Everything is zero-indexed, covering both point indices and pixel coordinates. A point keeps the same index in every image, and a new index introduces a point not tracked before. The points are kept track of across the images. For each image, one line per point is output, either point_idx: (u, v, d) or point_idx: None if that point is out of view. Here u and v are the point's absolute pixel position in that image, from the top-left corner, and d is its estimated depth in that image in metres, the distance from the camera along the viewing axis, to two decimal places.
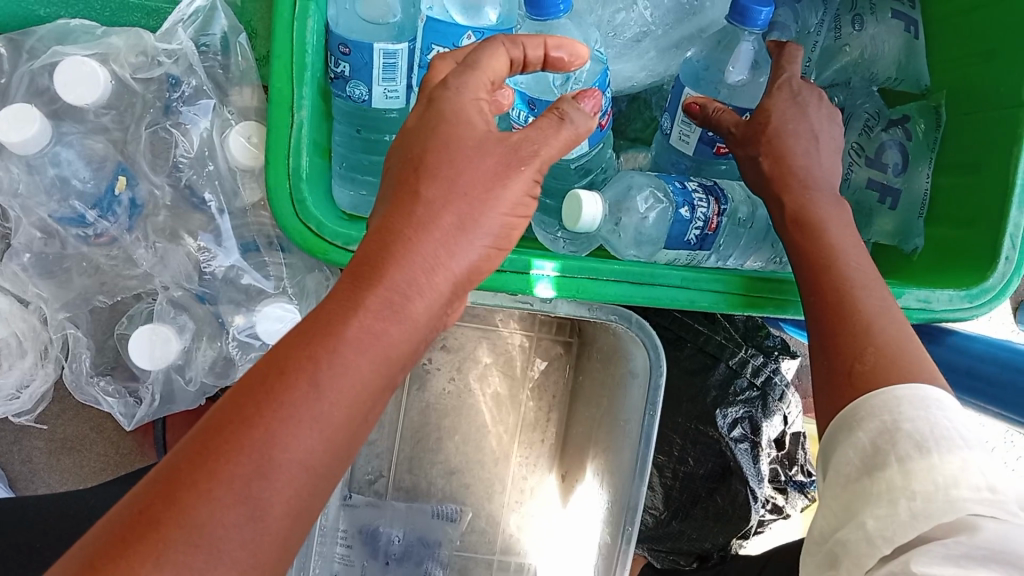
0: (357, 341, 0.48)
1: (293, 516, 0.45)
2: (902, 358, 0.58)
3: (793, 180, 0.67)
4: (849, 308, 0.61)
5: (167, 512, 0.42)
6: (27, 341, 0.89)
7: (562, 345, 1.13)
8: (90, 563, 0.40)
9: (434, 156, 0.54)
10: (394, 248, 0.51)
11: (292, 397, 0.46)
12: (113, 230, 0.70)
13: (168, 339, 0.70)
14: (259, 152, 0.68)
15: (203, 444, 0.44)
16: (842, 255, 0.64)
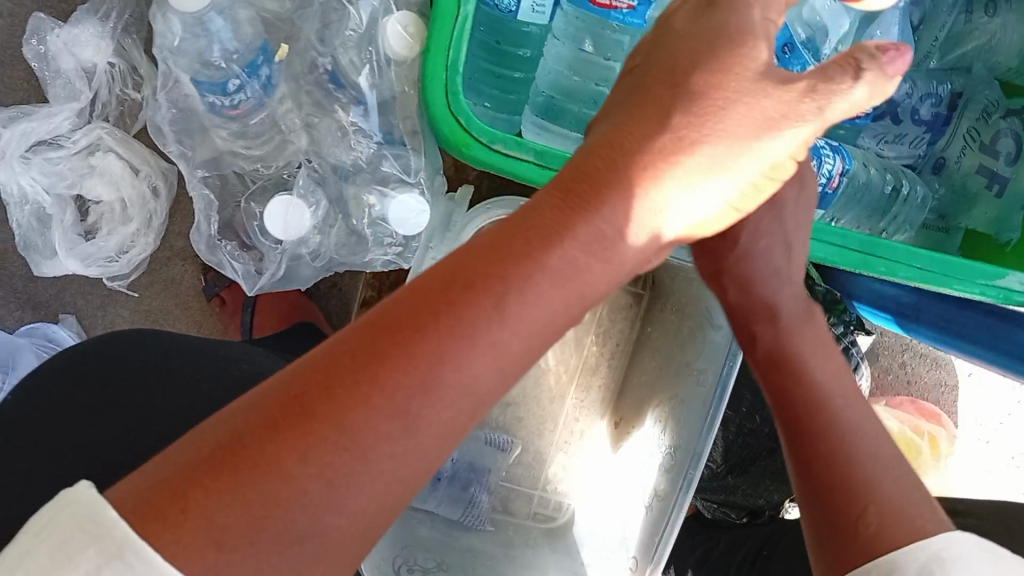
0: (562, 257, 0.42)
1: (447, 438, 0.39)
2: (906, 512, 0.51)
3: (762, 321, 0.64)
4: (829, 452, 0.56)
5: (327, 403, 0.36)
6: (132, 208, 0.92)
7: (632, 296, 1.13)
8: (232, 440, 0.35)
9: (696, 67, 0.47)
10: (620, 163, 0.45)
11: (475, 317, 0.39)
12: (250, 101, 0.71)
13: (302, 211, 0.71)
14: (414, 43, 0.68)
15: (383, 342, 0.38)
16: (819, 398, 0.58)
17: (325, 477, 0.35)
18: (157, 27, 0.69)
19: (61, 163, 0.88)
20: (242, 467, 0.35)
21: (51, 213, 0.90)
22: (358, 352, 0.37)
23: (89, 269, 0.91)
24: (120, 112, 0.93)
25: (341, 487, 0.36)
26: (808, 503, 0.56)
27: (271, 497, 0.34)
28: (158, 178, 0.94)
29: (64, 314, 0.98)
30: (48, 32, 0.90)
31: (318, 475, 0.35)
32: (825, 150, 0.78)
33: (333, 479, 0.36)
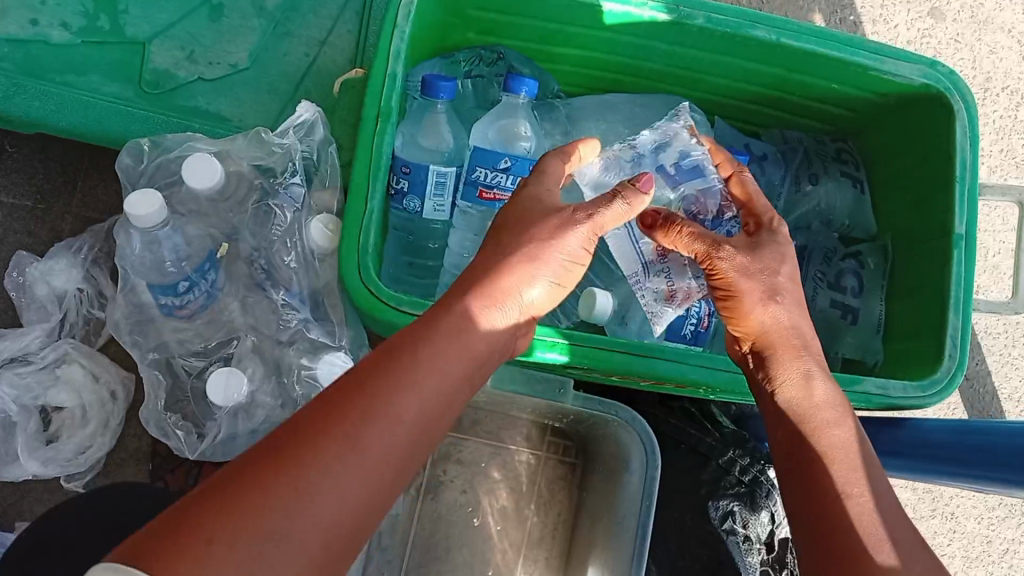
0: (473, 312, 0.65)
1: (395, 465, 0.57)
2: (356, 490, 0.54)
3: (357, 412, 0.55)
4: (323, 429, 0.54)
5: (278, 461, 0.52)
6: (91, 411, 1.01)
7: (566, 466, 1.20)
8: (314, 414, 0.55)
9: (512, 224, 0.70)
10: (395, 361, 0.59)
11: (404, 371, 0.59)
12: (196, 302, 0.85)
13: (240, 381, 0.82)
14: (333, 235, 0.84)
15: (323, 400, 0.56)
16: (338, 449, 0.53)
17: (338, 464, 0.53)
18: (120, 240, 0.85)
19: (29, 377, 0.99)
20: (288, 448, 0.53)
21: (15, 420, 0.99)
22: (308, 422, 0.54)
23: (49, 470, 0.99)
24: (86, 329, 1.04)
25: (323, 497, 0.52)
26: (342, 440, 0.54)
27: (241, 523, 0.49)
28: (117, 382, 1.03)
29: (18, 524, 1.03)
30: (29, 264, 1.04)
31: (323, 465, 0.52)
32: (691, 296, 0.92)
33: (316, 490, 0.52)
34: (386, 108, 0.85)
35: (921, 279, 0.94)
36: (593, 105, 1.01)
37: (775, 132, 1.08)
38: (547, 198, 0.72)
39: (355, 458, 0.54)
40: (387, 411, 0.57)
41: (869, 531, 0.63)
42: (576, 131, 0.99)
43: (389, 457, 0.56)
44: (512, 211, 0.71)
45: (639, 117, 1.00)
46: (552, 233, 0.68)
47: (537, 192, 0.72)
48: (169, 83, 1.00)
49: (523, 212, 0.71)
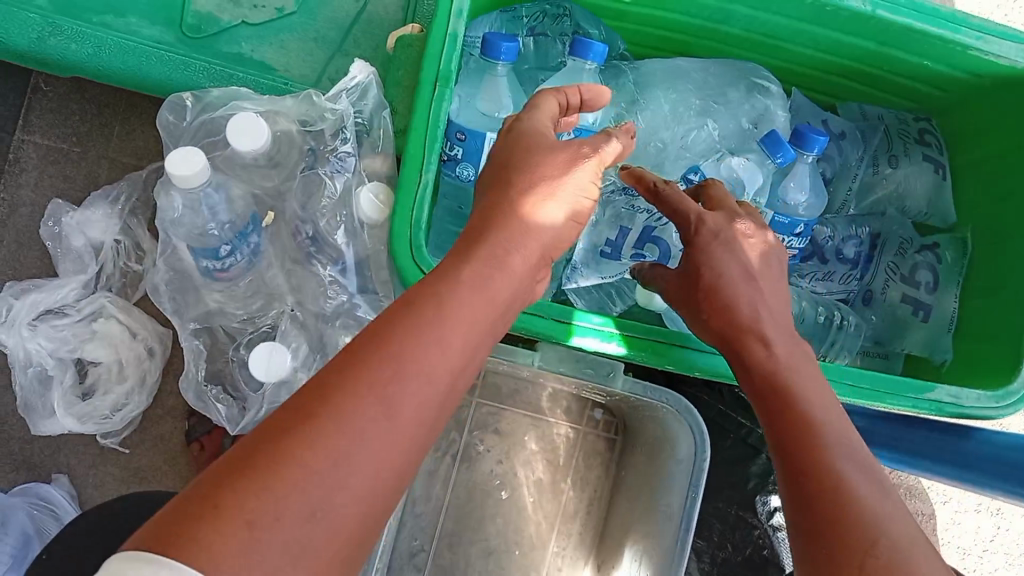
0: (499, 251, 0.58)
1: (419, 424, 0.50)
2: (389, 445, 0.47)
3: (385, 356, 0.49)
4: (357, 377, 0.47)
5: (289, 425, 0.45)
6: (128, 368, 0.99)
7: (605, 441, 1.18)
8: (338, 363, 0.49)
9: (519, 154, 0.63)
10: (429, 303, 0.53)
11: (423, 318, 0.52)
12: (239, 264, 0.82)
13: (284, 357, 0.78)
14: (385, 208, 0.78)
15: (349, 350, 0.49)
16: (372, 397, 0.47)
17: (374, 415, 0.47)
18: (161, 202, 0.80)
19: (65, 330, 0.96)
20: (311, 401, 0.46)
21: (52, 375, 0.97)
22: (333, 372, 0.48)
23: (87, 427, 0.97)
24: (123, 282, 1.01)
25: (340, 462, 0.45)
26: (373, 386, 0.47)
27: (260, 498, 0.41)
28: (154, 340, 1.01)
29: (54, 475, 1.02)
30: (65, 215, 1.01)
31: (356, 418, 0.46)
32: None
33: (331, 455, 0.44)
34: (445, 72, 0.79)
35: (1003, 278, 0.88)
36: (662, 72, 0.95)
37: (853, 107, 1.01)
38: (548, 131, 0.65)
39: (387, 408, 0.47)
40: (427, 354, 0.50)
41: (856, 485, 0.55)
42: (642, 99, 0.93)
43: (425, 403, 0.50)
44: (513, 139, 0.64)
45: (711, 87, 0.94)
46: (557, 168, 0.62)
47: (532, 123, 0.64)
48: (212, 28, 0.94)
49: (524, 140, 0.63)
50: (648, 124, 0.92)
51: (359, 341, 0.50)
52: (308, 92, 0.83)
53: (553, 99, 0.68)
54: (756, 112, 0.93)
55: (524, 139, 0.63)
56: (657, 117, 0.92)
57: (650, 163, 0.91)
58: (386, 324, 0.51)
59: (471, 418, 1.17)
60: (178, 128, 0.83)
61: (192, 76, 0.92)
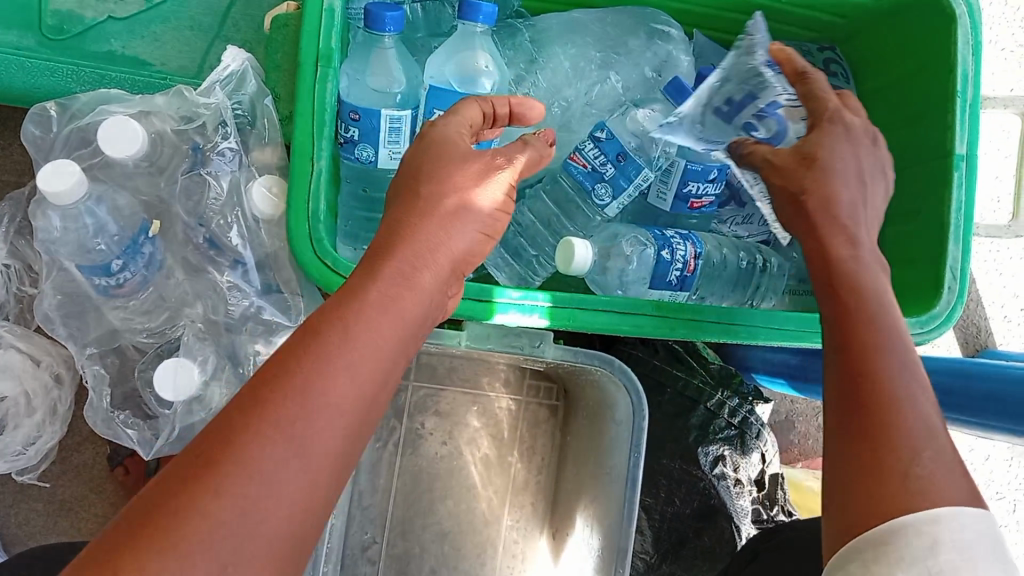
0: (404, 269, 0.57)
1: (332, 459, 0.50)
2: (302, 478, 0.48)
3: (288, 387, 0.49)
4: (261, 412, 0.48)
5: (192, 478, 0.45)
6: (37, 399, 0.93)
7: (548, 409, 1.16)
8: (245, 398, 0.49)
9: (428, 168, 0.63)
10: (336, 325, 0.53)
11: (328, 349, 0.51)
12: (134, 278, 0.77)
13: (191, 370, 0.75)
14: (279, 201, 0.75)
15: (258, 382, 0.49)
16: (279, 432, 0.47)
17: (282, 449, 0.47)
18: (38, 223, 0.75)
19: None
20: (216, 445, 0.46)
21: None
22: (238, 408, 0.48)
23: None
24: (20, 309, 0.95)
25: (248, 510, 0.45)
26: (279, 421, 0.48)
27: (163, 559, 0.42)
28: (61, 366, 0.96)
29: None
30: None
31: (261, 457, 0.46)
32: (675, 237, 0.84)
33: (237, 506, 0.45)
34: (326, 51, 0.74)
35: (915, 201, 0.87)
36: (557, 26, 0.90)
37: None
38: (463, 138, 0.66)
39: (297, 441, 0.48)
40: (337, 379, 0.50)
41: (913, 393, 0.54)
42: (541, 57, 0.89)
43: (340, 428, 0.50)
44: (422, 151, 0.65)
45: (611, 37, 0.90)
46: (472, 179, 0.63)
47: (448, 129, 0.66)
48: (77, 27, 0.87)
49: (437, 153, 0.64)
50: (550, 82, 0.89)
51: (267, 373, 0.50)
52: (178, 87, 0.78)
53: (477, 108, 0.69)
54: (659, 60, 0.89)
55: (440, 149, 0.64)
56: (558, 75, 0.89)
57: (554, 125, 0.89)
58: (294, 353, 0.51)
59: (410, 402, 1.14)
60: (47, 141, 0.77)
61: (61, 80, 0.86)
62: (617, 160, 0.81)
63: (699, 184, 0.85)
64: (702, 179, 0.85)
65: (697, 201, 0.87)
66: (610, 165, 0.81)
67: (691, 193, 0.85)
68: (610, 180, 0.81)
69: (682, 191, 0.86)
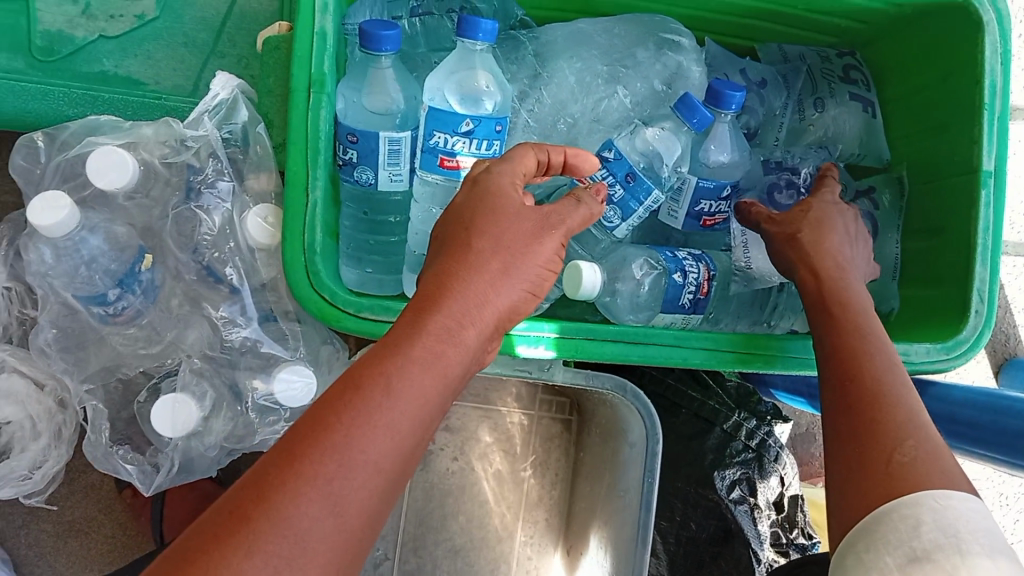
0: (450, 323, 0.54)
1: (366, 520, 0.47)
2: (337, 539, 0.45)
3: (327, 445, 0.47)
4: (299, 468, 0.45)
5: (224, 533, 0.43)
6: (42, 423, 0.93)
7: (561, 423, 1.14)
8: (282, 452, 0.46)
9: (480, 217, 0.59)
10: (380, 378, 0.50)
11: (372, 405, 0.49)
12: (131, 308, 0.75)
13: (189, 406, 0.73)
14: (274, 231, 0.72)
15: (296, 437, 0.47)
16: (317, 492, 0.45)
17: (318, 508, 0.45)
18: (30, 255, 0.74)
19: None
20: (250, 500, 0.44)
21: None
22: (277, 462, 0.46)
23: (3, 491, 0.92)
24: (22, 331, 0.95)
25: (279, 571, 0.43)
26: (316, 478, 0.45)
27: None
28: (64, 389, 0.94)
29: None
30: None
31: (297, 514, 0.44)
32: (686, 259, 0.81)
33: (269, 565, 0.43)
34: (318, 76, 0.71)
35: (938, 217, 0.83)
36: (563, 38, 0.86)
37: (773, 49, 0.93)
38: (515, 190, 0.62)
39: (334, 500, 0.46)
40: (376, 440, 0.48)
41: (895, 393, 0.62)
42: (546, 72, 0.85)
43: (375, 491, 0.48)
44: (475, 197, 0.61)
45: (618, 50, 0.85)
46: (525, 237, 0.59)
47: (502, 179, 0.61)
48: (66, 48, 0.84)
49: (493, 202, 0.60)
50: (557, 95, 0.85)
51: (306, 427, 0.48)
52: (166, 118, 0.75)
53: (530, 158, 0.64)
54: (668, 72, 0.85)
55: (490, 201, 0.60)
56: (565, 89, 0.85)
57: (561, 141, 0.85)
58: (335, 406, 0.48)
59: None
60: (34, 173, 0.75)
61: (49, 102, 0.84)
62: (625, 180, 0.77)
63: (712, 202, 0.81)
64: (715, 196, 0.81)
65: (709, 218, 0.83)
66: (619, 185, 0.78)
67: (703, 211, 0.82)
68: (618, 203, 0.78)
69: (693, 209, 0.82)
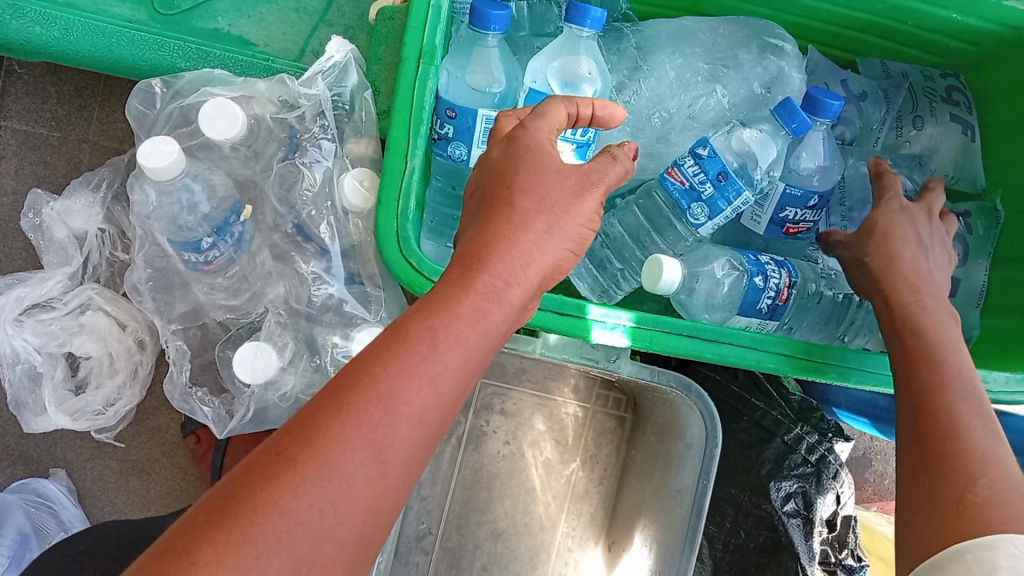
0: (497, 282, 0.55)
1: (406, 467, 0.49)
2: (376, 485, 0.47)
3: (370, 391, 0.47)
4: (344, 414, 0.46)
5: (271, 473, 0.44)
6: (119, 361, 0.97)
7: (615, 419, 1.14)
8: (327, 397, 0.47)
9: (520, 173, 0.59)
10: (425, 331, 0.51)
11: (416, 356, 0.50)
12: (222, 255, 0.77)
13: (269, 356, 0.76)
14: (369, 194, 0.74)
15: (343, 381, 0.48)
16: (358, 438, 0.46)
17: (362, 453, 0.46)
18: (136, 196, 0.76)
19: (53, 324, 0.92)
20: (297, 442, 0.45)
21: (41, 371, 0.93)
22: (322, 406, 0.47)
23: (78, 423, 0.95)
24: (110, 272, 0.97)
25: (324, 513, 0.44)
26: (359, 425, 0.46)
27: (236, 558, 0.41)
28: (144, 332, 0.98)
29: (53, 469, 1.03)
30: (43, 206, 0.99)
31: (341, 461, 0.45)
32: (769, 264, 0.80)
33: (313, 508, 0.44)
34: (429, 47, 0.73)
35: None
36: (668, 33, 0.88)
37: (875, 64, 0.94)
38: (554, 147, 0.61)
39: (375, 448, 0.47)
40: (419, 390, 0.49)
41: (969, 427, 0.59)
42: (646, 65, 0.86)
43: (415, 437, 0.49)
44: (514, 152, 0.60)
45: (720, 49, 0.86)
46: (566, 194, 0.59)
47: (535, 133, 0.60)
48: (185, 3, 0.88)
49: (532, 161, 0.59)
50: (654, 90, 0.86)
51: (349, 371, 0.48)
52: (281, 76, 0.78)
53: (562, 107, 0.63)
54: (768, 76, 0.86)
55: (526, 159, 0.59)
56: (663, 84, 0.86)
57: (653, 136, 0.86)
58: (379, 357, 0.49)
59: (476, 399, 1.13)
60: (148, 117, 0.80)
61: (166, 55, 0.86)
62: (716, 179, 0.77)
63: (797, 210, 0.81)
64: (801, 204, 0.81)
65: (792, 226, 0.83)
66: (709, 184, 0.77)
67: (787, 218, 0.82)
68: (706, 200, 0.78)
69: (777, 215, 0.82)
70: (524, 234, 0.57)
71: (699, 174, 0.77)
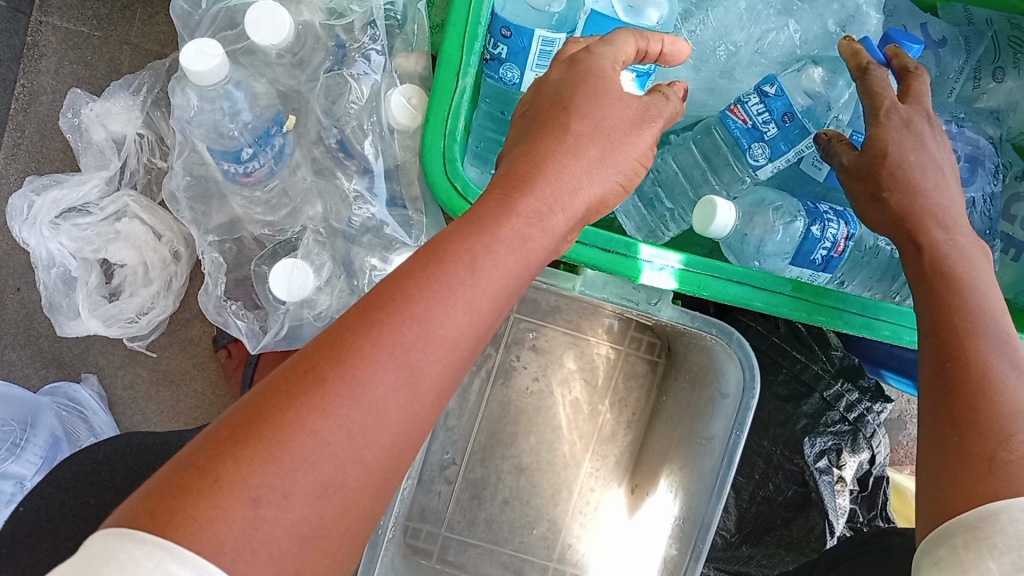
0: (542, 205, 0.52)
1: (436, 392, 0.47)
2: (406, 409, 0.45)
3: (403, 311, 0.45)
4: (374, 334, 0.45)
5: (299, 392, 0.42)
6: (154, 271, 0.96)
7: (647, 363, 1.13)
8: (358, 315, 0.46)
9: (577, 91, 0.56)
10: (463, 252, 0.48)
11: (454, 278, 0.47)
12: (262, 168, 0.74)
13: (306, 273, 0.74)
14: (417, 112, 0.72)
15: (374, 300, 0.46)
16: (389, 360, 0.44)
17: (393, 376, 0.44)
18: (176, 100, 0.74)
19: (88, 229, 0.91)
20: (325, 360, 0.44)
21: (76, 275, 0.93)
22: (351, 325, 0.45)
23: (111, 329, 0.94)
24: (147, 179, 0.96)
25: (353, 435, 0.43)
26: (390, 345, 0.45)
27: (263, 476, 0.40)
28: (180, 243, 0.97)
29: (85, 375, 1.03)
30: (81, 107, 0.98)
31: (369, 382, 0.44)
32: (828, 213, 0.76)
33: (342, 429, 0.42)
34: None
35: None
36: None
37: (958, 9, 0.87)
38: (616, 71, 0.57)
39: (406, 371, 0.45)
40: (457, 313, 0.47)
41: (1004, 381, 0.54)
42: None
43: (448, 361, 0.47)
44: (576, 75, 0.56)
45: None
46: (622, 124, 0.56)
47: (599, 54, 0.57)
48: None
49: (591, 79, 0.56)
50: (721, 21, 0.81)
51: (384, 289, 0.46)
52: None
53: (630, 37, 0.59)
54: (846, 13, 0.80)
55: (590, 84, 0.56)
56: (732, 14, 0.81)
57: (716, 70, 0.82)
58: (414, 276, 0.47)
59: (508, 333, 1.12)
60: (193, 17, 0.77)
61: None
62: (782, 120, 0.73)
63: None
64: None
65: None
66: (773, 124, 0.73)
67: None
68: (768, 141, 0.74)
69: None
70: (577, 162, 0.54)
71: (760, 109, 0.73)
